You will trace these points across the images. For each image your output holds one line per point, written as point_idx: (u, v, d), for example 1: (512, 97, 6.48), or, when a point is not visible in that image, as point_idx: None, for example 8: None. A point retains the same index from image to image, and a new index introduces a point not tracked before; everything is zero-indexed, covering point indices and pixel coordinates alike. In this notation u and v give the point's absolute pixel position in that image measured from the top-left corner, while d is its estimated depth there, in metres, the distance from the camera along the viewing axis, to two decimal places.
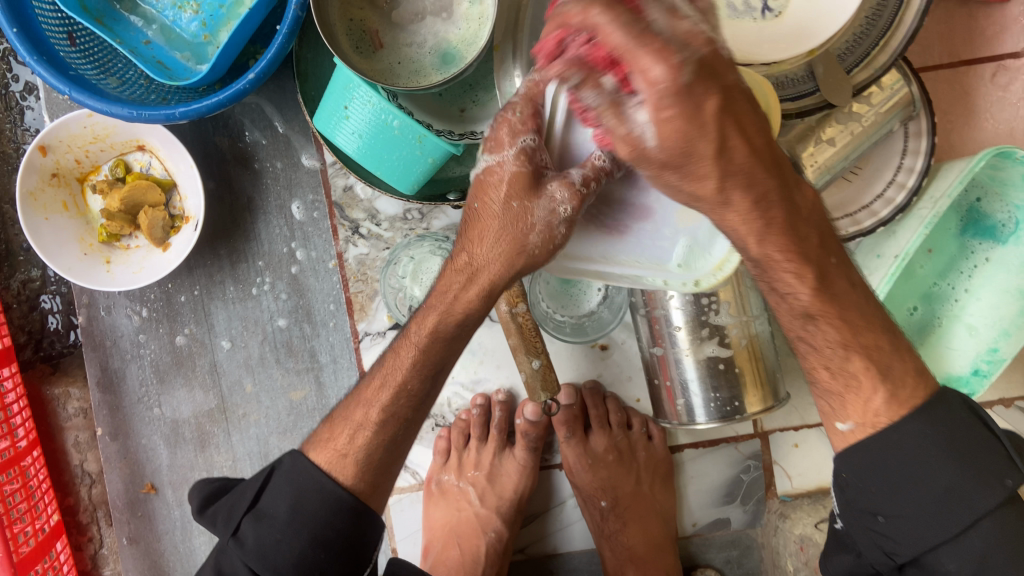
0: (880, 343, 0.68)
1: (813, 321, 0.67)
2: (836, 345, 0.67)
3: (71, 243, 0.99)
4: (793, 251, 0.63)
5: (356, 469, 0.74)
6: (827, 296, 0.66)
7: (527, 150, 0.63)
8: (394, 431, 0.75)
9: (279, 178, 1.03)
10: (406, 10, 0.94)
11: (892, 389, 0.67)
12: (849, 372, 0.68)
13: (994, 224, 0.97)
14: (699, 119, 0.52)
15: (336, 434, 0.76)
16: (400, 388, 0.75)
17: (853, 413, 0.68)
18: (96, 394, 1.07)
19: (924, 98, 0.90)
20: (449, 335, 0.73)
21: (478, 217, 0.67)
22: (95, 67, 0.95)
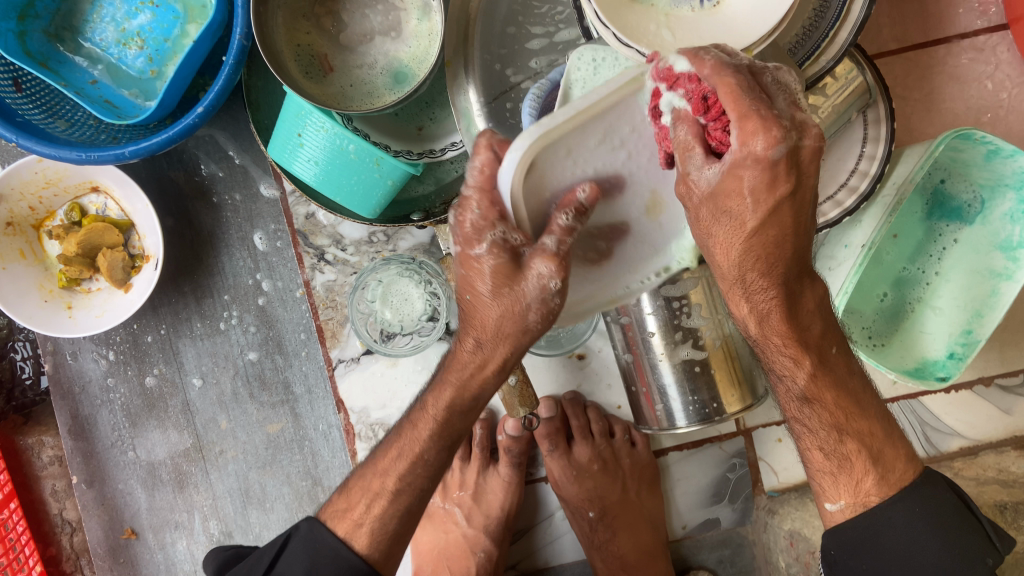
0: (873, 430, 0.73)
1: (810, 404, 0.73)
2: (828, 428, 0.73)
3: (31, 292, 0.98)
4: (790, 339, 0.69)
5: (370, 538, 0.72)
6: (820, 380, 0.71)
7: (499, 243, 0.62)
8: (411, 503, 0.73)
9: (239, 210, 1.01)
10: (354, 32, 0.92)
11: (881, 471, 0.72)
12: (841, 453, 0.73)
13: (960, 205, 0.97)
14: (764, 193, 0.57)
15: (354, 504, 0.74)
16: (417, 459, 0.73)
17: (844, 494, 0.73)
18: (69, 442, 1.05)
19: (879, 84, 0.90)
20: (465, 406, 0.72)
21: (473, 308, 0.67)
22: (42, 111, 0.93)
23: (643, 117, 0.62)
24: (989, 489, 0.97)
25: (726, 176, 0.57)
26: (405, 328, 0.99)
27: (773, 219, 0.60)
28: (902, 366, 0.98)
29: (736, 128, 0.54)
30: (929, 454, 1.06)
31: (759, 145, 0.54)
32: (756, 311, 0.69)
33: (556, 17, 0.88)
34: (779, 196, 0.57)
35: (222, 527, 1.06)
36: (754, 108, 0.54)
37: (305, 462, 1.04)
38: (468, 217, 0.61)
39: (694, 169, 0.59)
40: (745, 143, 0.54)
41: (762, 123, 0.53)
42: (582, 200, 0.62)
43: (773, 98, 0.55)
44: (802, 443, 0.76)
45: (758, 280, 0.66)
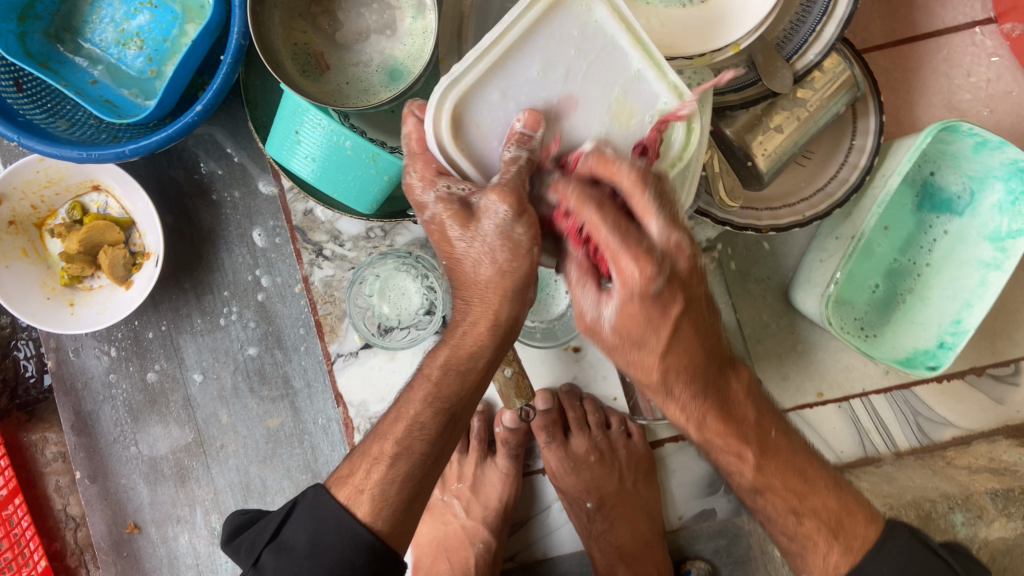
0: (828, 505, 0.73)
1: (761, 494, 0.74)
2: (787, 512, 0.74)
3: (33, 289, 0.99)
4: (730, 435, 0.72)
5: (373, 506, 0.70)
6: (765, 470, 0.73)
7: (445, 195, 0.69)
8: (411, 466, 0.72)
9: (238, 207, 1.02)
10: (350, 30, 0.94)
11: (844, 541, 0.72)
12: (803, 533, 0.73)
13: (950, 197, 0.98)
14: (659, 322, 0.64)
15: (354, 470, 0.73)
16: (414, 421, 0.72)
17: (817, 569, 0.73)
18: (72, 437, 1.07)
19: (868, 78, 0.91)
20: (461, 365, 0.72)
21: (461, 266, 0.70)
22: (43, 111, 0.94)
23: (577, 35, 0.68)
24: (981, 478, 0.98)
25: (619, 307, 0.64)
26: (402, 322, 1.01)
27: (677, 343, 0.66)
28: (893, 355, 0.99)
29: (615, 260, 0.62)
30: (922, 444, 1.07)
31: (637, 282, 0.61)
32: (692, 417, 0.71)
33: None
34: (674, 317, 0.64)
35: (223, 521, 1.07)
36: (623, 243, 0.61)
37: (304, 455, 1.05)
38: (415, 184, 0.70)
39: (592, 304, 0.66)
40: (636, 267, 0.61)
41: (640, 260, 0.61)
42: (522, 128, 0.66)
43: (643, 223, 0.63)
44: (768, 528, 0.77)
45: (683, 391, 0.69)
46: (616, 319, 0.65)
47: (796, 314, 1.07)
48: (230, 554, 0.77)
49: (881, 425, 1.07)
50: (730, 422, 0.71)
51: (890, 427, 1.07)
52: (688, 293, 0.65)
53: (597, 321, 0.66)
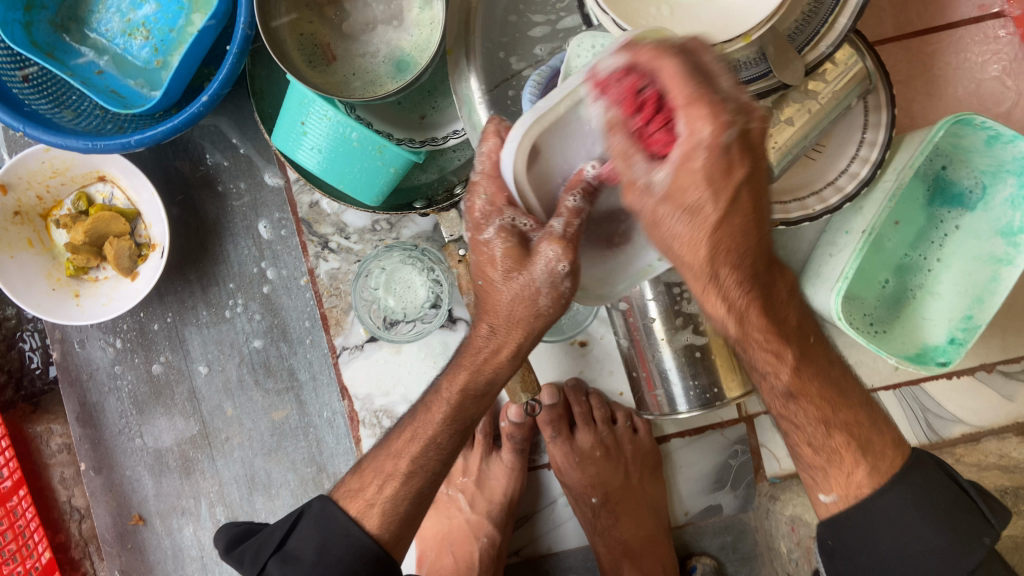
0: (860, 419, 0.72)
1: (795, 399, 0.72)
2: (816, 423, 0.71)
3: (38, 280, 0.99)
4: (771, 333, 0.68)
5: (382, 518, 0.73)
6: (803, 372, 0.71)
7: (507, 228, 0.67)
8: (424, 482, 0.75)
9: (244, 198, 1.02)
10: (357, 21, 0.93)
11: (872, 460, 0.71)
12: (830, 447, 0.72)
13: (962, 191, 0.97)
14: (720, 185, 0.55)
15: (365, 485, 0.75)
16: (431, 441, 0.75)
17: (836, 486, 0.72)
18: (77, 429, 1.07)
19: (880, 69, 0.90)
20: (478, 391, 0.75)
21: (487, 293, 0.71)
22: (49, 101, 0.94)
23: None
24: (991, 475, 0.97)
25: (678, 169, 0.55)
26: (408, 315, 1.00)
27: (730, 216, 0.57)
28: (904, 351, 0.98)
29: (683, 112, 0.52)
30: (931, 441, 1.06)
31: (706, 132, 0.52)
32: (734, 310, 0.66)
33: (557, 5, 0.89)
34: (735, 182, 0.55)
35: (228, 513, 1.07)
36: (693, 94, 0.52)
37: (309, 449, 1.05)
38: (478, 204, 0.67)
39: (642, 173, 0.57)
40: (691, 122, 0.52)
41: (710, 109, 0.52)
42: (589, 178, 0.64)
43: (721, 80, 0.53)
44: (792, 438, 0.75)
45: (730, 274, 0.62)
46: (669, 180, 0.56)
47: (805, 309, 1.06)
48: (230, 564, 0.79)
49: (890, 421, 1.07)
50: (771, 318, 0.67)
51: (898, 423, 1.07)
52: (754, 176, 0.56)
53: (647, 187, 0.57)
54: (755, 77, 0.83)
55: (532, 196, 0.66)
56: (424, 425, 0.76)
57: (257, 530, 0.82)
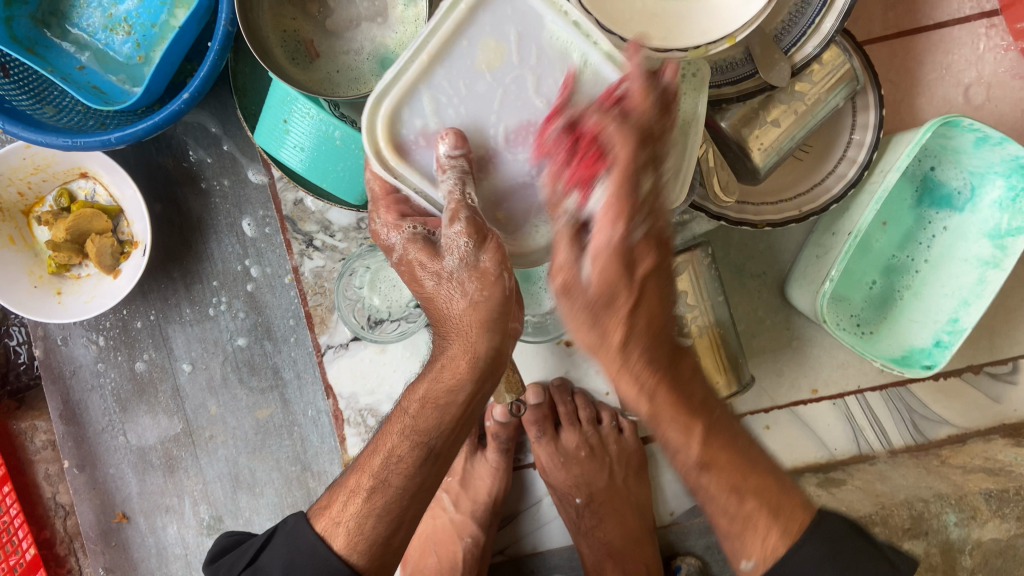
0: (767, 484, 0.66)
1: (706, 470, 0.66)
2: (727, 492, 0.65)
3: (20, 277, 0.98)
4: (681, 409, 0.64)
5: (348, 538, 0.69)
6: (711, 444, 0.65)
7: (411, 235, 0.72)
8: (388, 499, 0.70)
9: (228, 195, 1.01)
10: (340, 17, 0.92)
11: (784, 523, 0.65)
12: (743, 513, 0.65)
13: (950, 192, 0.96)
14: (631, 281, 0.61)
15: (333, 501, 0.72)
16: (390, 455, 0.71)
17: (754, 551, 0.65)
18: (60, 426, 1.06)
19: (868, 71, 0.89)
20: (437, 400, 0.71)
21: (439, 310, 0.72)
22: (30, 97, 0.92)
23: (456, 55, 0.66)
24: (975, 477, 0.97)
25: (595, 256, 0.61)
26: (393, 314, 0.99)
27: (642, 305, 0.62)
28: (889, 353, 0.98)
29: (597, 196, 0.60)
30: (917, 442, 1.06)
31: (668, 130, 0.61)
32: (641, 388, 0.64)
33: None
34: (642, 276, 0.61)
35: (212, 511, 1.06)
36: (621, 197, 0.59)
37: (294, 447, 1.05)
38: (381, 229, 0.74)
39: (573, 260, 0.62)
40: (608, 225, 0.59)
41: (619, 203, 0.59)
42: (449, 154, 0.65)
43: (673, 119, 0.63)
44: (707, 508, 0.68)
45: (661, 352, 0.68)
46: (592, 269, 0.61)
47: (792, 310, 1.06)
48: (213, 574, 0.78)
49: (875, 424, 1.06)
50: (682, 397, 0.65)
51: (884, 423, 1.06)
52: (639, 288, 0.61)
53: (574, 276, 0.62)
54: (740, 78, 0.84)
55: (425, 201, 0.68)
56: (385, 439, 0.72)
57: (245, 540, 0.81)
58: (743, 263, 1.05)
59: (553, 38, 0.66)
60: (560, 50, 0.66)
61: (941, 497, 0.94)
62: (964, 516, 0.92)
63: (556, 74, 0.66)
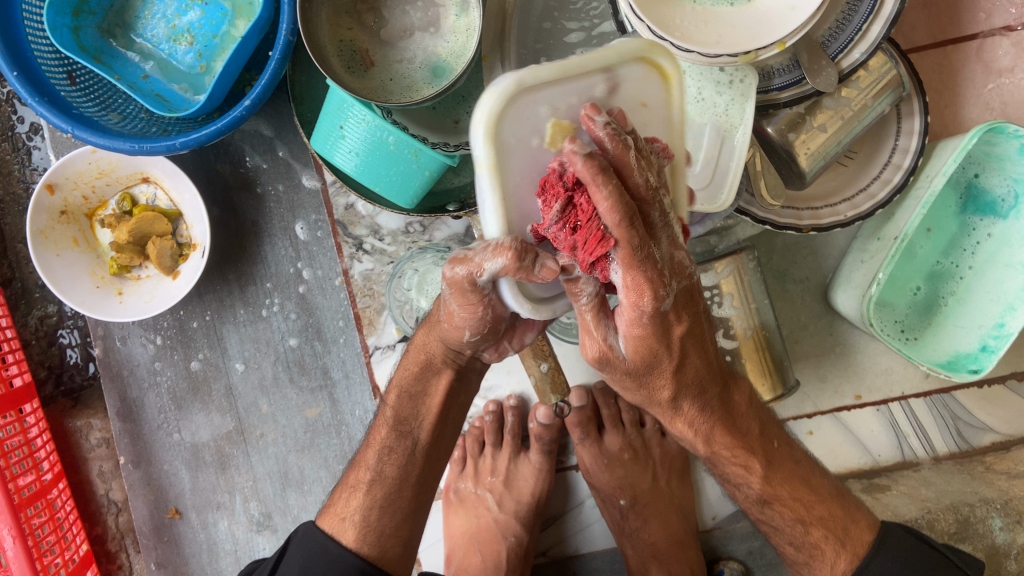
0: (833, 512, 0.79)
1: (769, 505, 0.79)
2: (793, 521, 0.79)
3: (83, 277, 1.02)
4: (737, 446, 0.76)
5: (357, 532, 0.76)
6: (773, 480, 0.78)
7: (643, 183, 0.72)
8: (387, 490, 0.77)
9: (282, 200, 1.04)
10: (394, 27, 0.95)
11: (853, 547, 0.78)
12: (811, 543, 0.79)
13: (994, 200, 0.96)
14: (668, 340, 0.64)
15: (338, 500, 0.80)
16: (381, 447, 0.78)
17: None
18: (117, 423, 1.09)
19: (913, 78, 0.90)
20: (412, 390, 0.79)
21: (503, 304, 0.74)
22: (96, 104, 0.97)
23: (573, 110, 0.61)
24: (1021, 483, 0.96)
25: (629, 330, 0.63)
26: (441, 317, 1.01)
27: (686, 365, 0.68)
28: (935, 359, 0.98)
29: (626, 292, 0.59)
30: (961, 449, 1.06)
31: (647, 303, 0.59)
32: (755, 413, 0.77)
33: (591, 13, 0.92)
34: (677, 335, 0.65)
35: (262, 508, 1.09)
36: (646, 328, 0.62)
37: (341, 446, 1.07)
38: None
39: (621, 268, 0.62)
40: (631, 300, 0.60)
41: (643, 284, 0.58)
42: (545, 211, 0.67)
43: (659, 240, 0.60)
44: (774, 538, 0.82)
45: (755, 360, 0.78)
46: (629, 350, 0.64)
47: (835, 316, 1.06)
48: None
49: (920, 429, 1.06)
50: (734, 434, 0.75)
51: (928, 430, 1.06)
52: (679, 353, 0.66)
53: (613, 350, 0.64)
54: (788, 84, 0.84)
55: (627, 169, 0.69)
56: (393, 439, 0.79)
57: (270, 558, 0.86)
58: (787, 269, 1.06)
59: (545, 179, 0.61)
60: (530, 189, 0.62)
61: (985, 502, 0.93)
62: (1010, 520, 0.91)
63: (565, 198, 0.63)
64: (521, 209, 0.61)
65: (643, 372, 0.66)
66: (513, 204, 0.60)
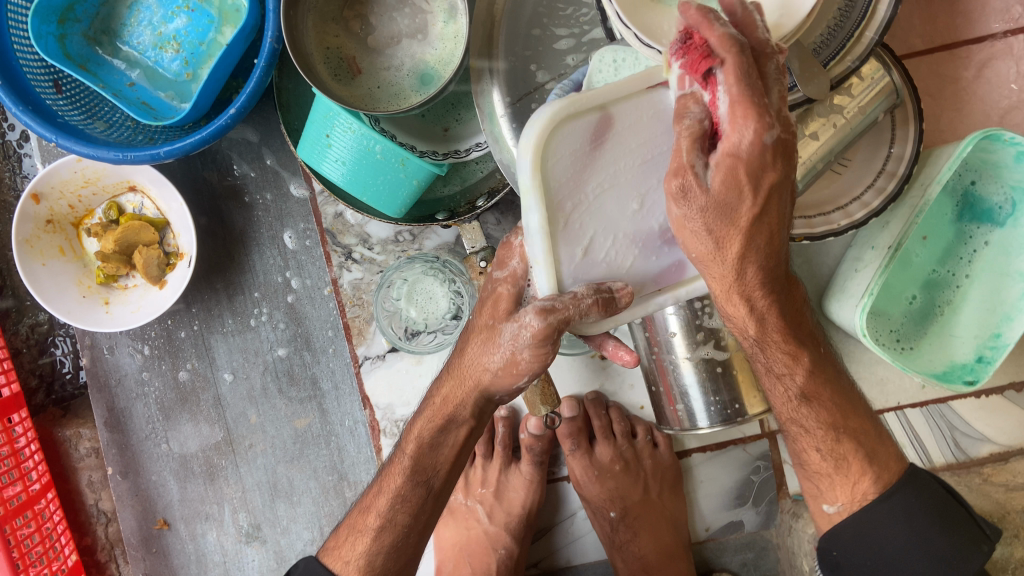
0: (866, 429, 0.76)
1: (806, 403, 0.74)
2: (824, 429, 0.74)
3: (69, 287, 1.01)
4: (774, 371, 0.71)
5: (359, 573, 0.76)
6: (816, 378, 0.73)
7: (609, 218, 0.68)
8: (394, 537, 0.77)
9: (270, 209, 1.03)
10: (382, 34, 0.94)
11: (876, 471, 0.75)
12: (839, 455, 0.75)
13: (991, 207, 0.94)
14: (757, 186, 0.57)
15: (343, 542, 0.79)
16: (394, 496, 0.77)
17: (841, 496, 0.76)
18: (105, 434, 1.09)
19: (907, 85, 0.89)
20: (431, 441, 0.76)
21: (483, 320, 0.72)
22: (82, 112, 0.96)
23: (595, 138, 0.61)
24: (1019, 495, 0.94)
25: (718, 169, 0.56)
26: (430, 326, 1.00)
27: (756, 242, 0.62)
28: (930, 369, 0.96)
29: (730, 110, 0.53)
30: (958, 460, 1.04)
31: (756, 125, 0.53)
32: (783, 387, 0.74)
33: (580, 18, 0.89)
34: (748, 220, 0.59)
35: (251, 520, 1.08)
36: (748, 123, 0.54)
37: (331, 457, 1.06)
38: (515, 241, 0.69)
39: (699, 162, 0.56)
40: (734, 128, 0.54)
41: (758, 110, 0.53)
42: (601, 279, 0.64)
43: (771, 90, 0.54)
44: (797, 445, 0.77)
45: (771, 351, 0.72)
46: (716, 178, 0.56)
47: (830, 325, 1.05)
48: None
49: (915, 440, 1.05)
50: None
51: (925, 441, 1.05)
52: (769, 200, 0.59)
53: (697, 180, 0.57)
54: (778, 92, 0.82)
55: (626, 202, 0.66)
56: (389, 480, 0.78)
57: None
58: None
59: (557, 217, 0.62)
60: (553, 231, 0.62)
61: (983, 515, 0.93)
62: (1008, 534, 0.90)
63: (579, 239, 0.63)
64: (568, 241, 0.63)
65: (723, 210, 0.58)
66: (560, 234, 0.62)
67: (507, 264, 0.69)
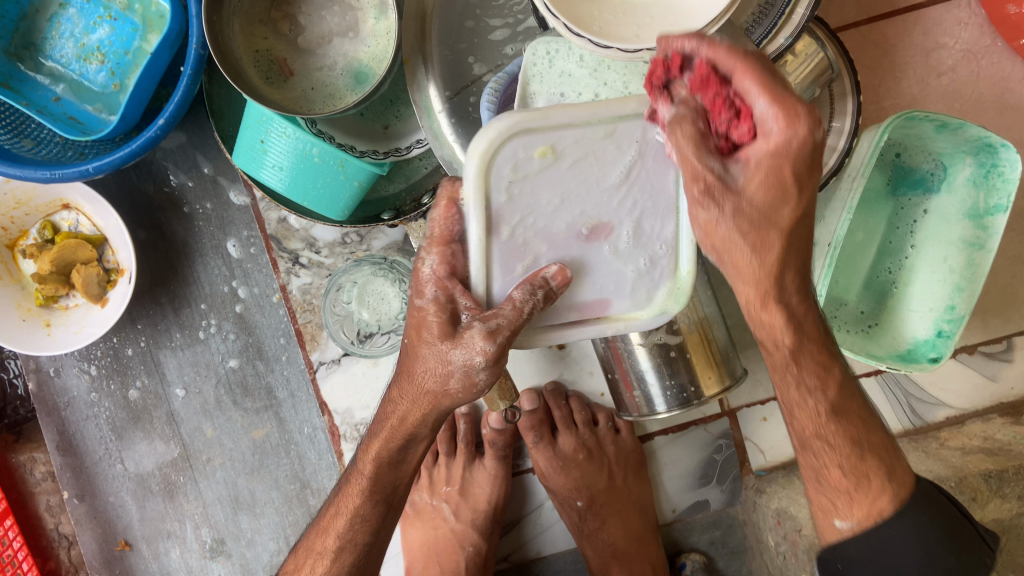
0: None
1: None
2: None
3: (8, 311, 0.98)
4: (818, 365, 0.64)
5: None
6: None
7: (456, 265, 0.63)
8: (356, 556, 0.74)
9: (211, 218, 1.01)
10: (313, 33, 0.92)
11: (896, 486, 0.65)
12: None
13: (923, 176, 0.95)
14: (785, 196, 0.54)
15: (302, 565, 0.76)
16: (353, 515, 0.74)
17: None
18: (57, 458, 1.06)
19: (844, 59, 0.88)
20: (392, 458, 0.72)
21: None
22: (8, 131, 0.92)
23: (564, 151, 0.62)
24: (974, 459, 0.96)
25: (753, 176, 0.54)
26: (383, 327, 1.00)
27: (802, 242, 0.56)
28: (892, 348, 0.95)
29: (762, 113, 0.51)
30: (915, 426, 1.05)
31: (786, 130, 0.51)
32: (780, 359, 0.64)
33: (514, 8, 0.88)
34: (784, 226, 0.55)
35: (214, 534, 1.07)
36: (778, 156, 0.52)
37: (292, 466, 1.05)
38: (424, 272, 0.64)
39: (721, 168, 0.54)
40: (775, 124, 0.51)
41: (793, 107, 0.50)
42: (548, 281, 0.65)
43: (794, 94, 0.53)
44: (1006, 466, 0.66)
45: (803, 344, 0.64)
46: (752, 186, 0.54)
47: None
48: None
49: (873, 408, 1.06)
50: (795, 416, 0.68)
51: (882, 409, 1.06)
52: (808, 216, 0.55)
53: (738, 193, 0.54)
54: None
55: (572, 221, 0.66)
56: (346, 499, 0.74)
57: None
58: None
59: (509, 228, 0.64)
60: (507, 244, 0.65)
61: (941, 481, 0.93)
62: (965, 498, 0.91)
63: (521, 251, 0.65)
64: (505, 253, 0.65)
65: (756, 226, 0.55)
66: (499, 244, 0.64)
67: (422, 293, 0.64)
